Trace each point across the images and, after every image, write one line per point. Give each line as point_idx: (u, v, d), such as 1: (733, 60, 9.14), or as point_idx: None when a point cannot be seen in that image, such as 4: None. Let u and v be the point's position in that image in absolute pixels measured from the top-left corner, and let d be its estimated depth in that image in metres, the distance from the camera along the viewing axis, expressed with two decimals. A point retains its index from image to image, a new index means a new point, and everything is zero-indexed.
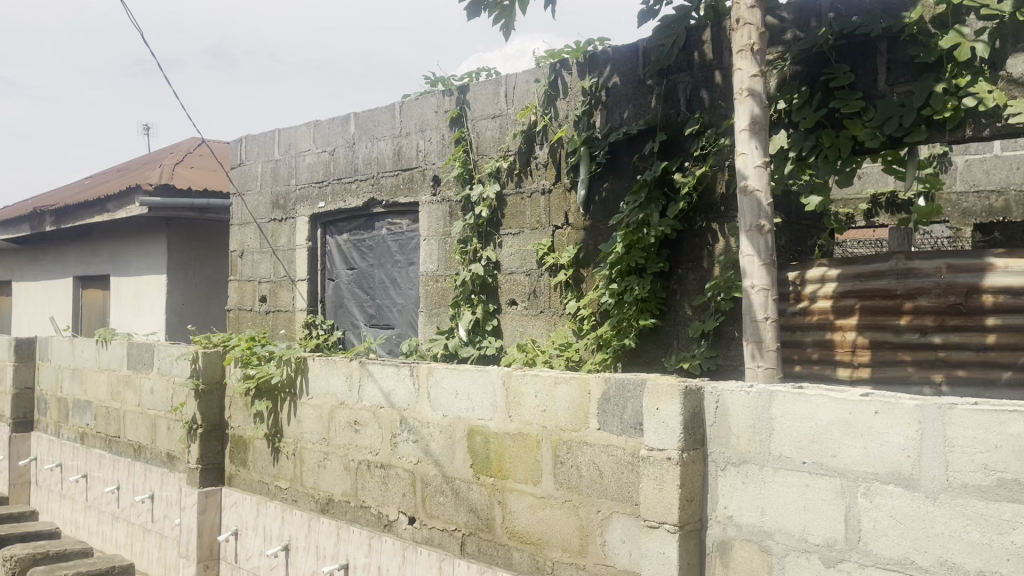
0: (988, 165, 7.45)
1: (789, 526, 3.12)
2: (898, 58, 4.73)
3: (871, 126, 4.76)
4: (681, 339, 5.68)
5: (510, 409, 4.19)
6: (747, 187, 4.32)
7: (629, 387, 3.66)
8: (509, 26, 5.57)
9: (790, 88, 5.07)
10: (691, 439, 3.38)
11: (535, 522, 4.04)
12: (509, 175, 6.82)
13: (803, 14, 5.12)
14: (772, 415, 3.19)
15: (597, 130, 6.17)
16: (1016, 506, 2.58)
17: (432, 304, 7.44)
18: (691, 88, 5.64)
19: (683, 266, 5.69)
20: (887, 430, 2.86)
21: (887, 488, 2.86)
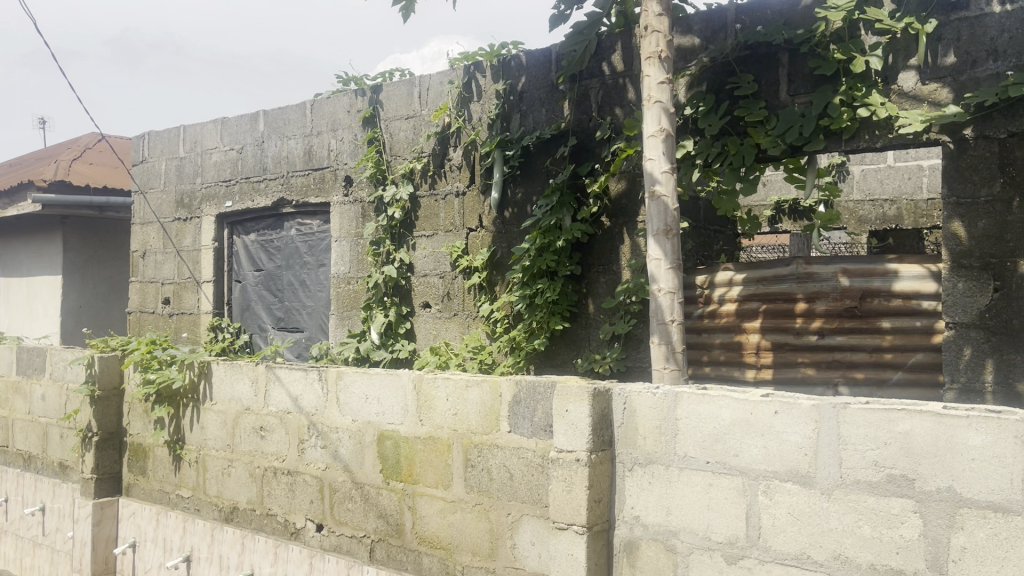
0: (883, 175, 7.81)
1: (692, 525, 3.18)
2: (798, 70, 4.91)
3: (773, 135, 4.94)
4: (592, 342, 5.75)
5: (420, 413, 4.14)
6: (655, 192, 4.39)
7: (539, 390, 3.67)
8: (409, 9, 5.55)
9: (698, 96, 5.21)
10: (599, 440, 3.41)
11: (445, 527, 4.01)
12: (423, 177, 6.77)
13: (710, 24, 5.25)
14: (677, 415, 3.25)
15: (511, 133, 6.19)
16: (904, 501, 2.69)
17: (344, 306, 7.31)
18: (602, 94, 5.71)
19: (594, 270, 5.75)
20: (786, 429, 2.96)
21: (785, 486, 2.95)
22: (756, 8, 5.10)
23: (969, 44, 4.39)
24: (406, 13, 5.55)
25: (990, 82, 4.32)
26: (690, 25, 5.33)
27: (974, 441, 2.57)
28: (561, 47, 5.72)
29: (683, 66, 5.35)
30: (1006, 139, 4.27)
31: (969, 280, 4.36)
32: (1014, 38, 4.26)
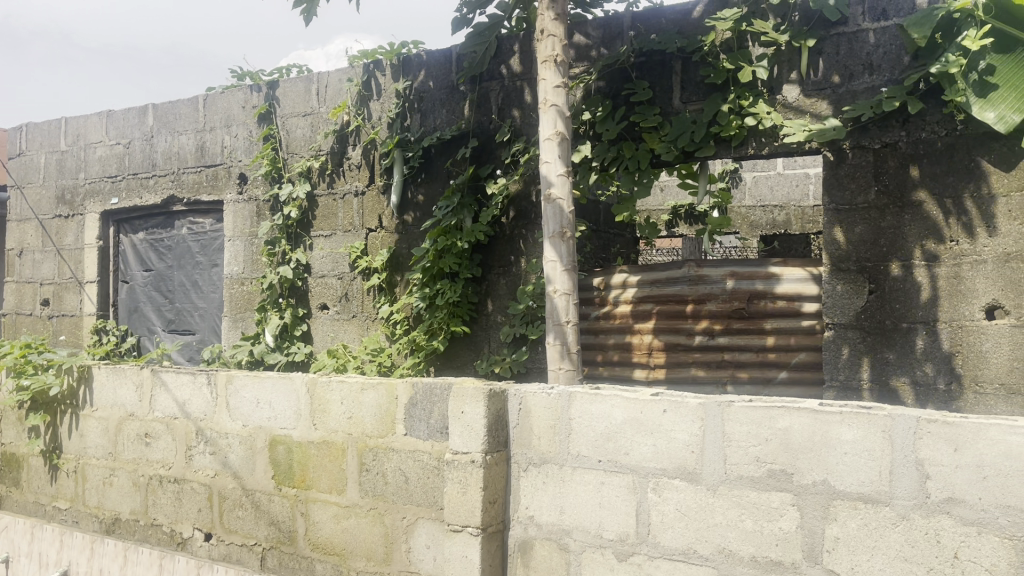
0: (773, 182, 8.11)
1: (585, 524, 3.22)
2: (690, 79, 5.05)
3: (666, 140, 5.07)
4: (492, 343, 5.75)
5: (314, 417, 4.05)
6: (550, 195, 4.43)
7: (435, 392, 3.65)
8: (312, 13, 5.42)
9: (595, 101, 5.31)
10: (494, 441, 3.42)
11: (339, 532, 3.94)
12: (320, 176, 6.65)
13: (607, 30, 5.35)
14: (570, 415, 3.28)
15: (411, 133, 6.15)
16: (783, 495, 2.80)
17: (237, 308, 7.09)
18: (502, 97, 5.74)
19: (494, 272, 5.77)
20: (675, 427, 3.03)
21: (673, 483, 3.03)
22: (651, 16, 5.22)
23: (847, 58, 4.61)
24: (309, 17, 5.43)
25: (866, 95, 4.55)
26: (588, 30, 5.43)
27: (846, 436, 2.70)
28: (461, 48, 5.70)
29: (581, 71, 5.44)
30: (880, 149, 4.50)
31: (847, 283, 4.57)
32: (888, 53, 4.50)
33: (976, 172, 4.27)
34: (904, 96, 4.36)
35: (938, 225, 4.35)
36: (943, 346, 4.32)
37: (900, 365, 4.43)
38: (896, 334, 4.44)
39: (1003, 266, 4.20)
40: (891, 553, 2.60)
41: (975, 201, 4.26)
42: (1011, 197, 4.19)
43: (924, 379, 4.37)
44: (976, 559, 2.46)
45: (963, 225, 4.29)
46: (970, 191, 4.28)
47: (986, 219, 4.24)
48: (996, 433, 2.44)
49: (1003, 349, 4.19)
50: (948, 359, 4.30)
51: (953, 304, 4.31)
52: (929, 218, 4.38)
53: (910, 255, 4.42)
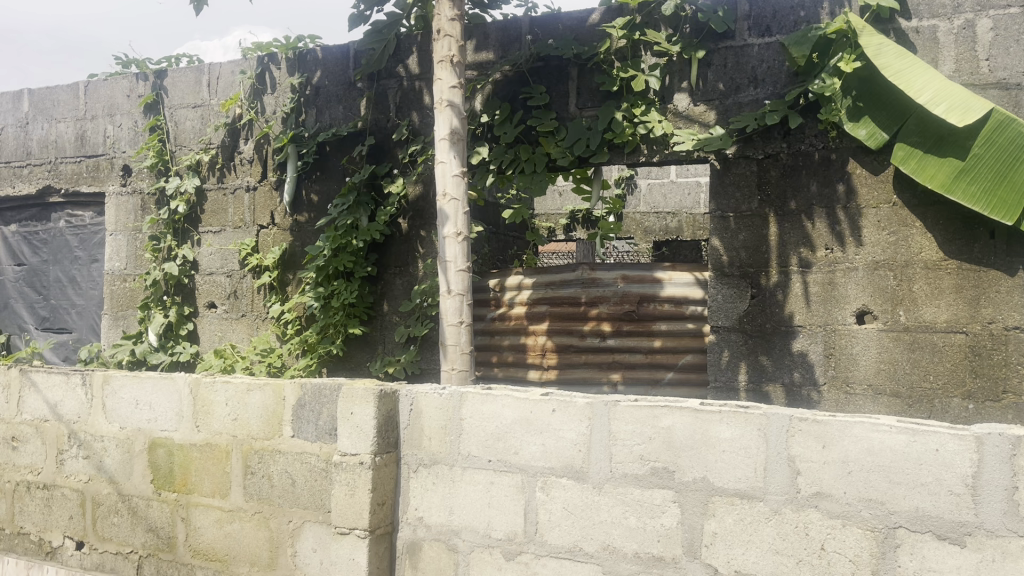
0: (666, 190, 8.38)
1: (473, 524, 3.23)
2: (586, 85, 5.15)
3: (562, 145, 5.15)
4: (386, 344, 5.69)
5: (197, 418, 3.91)
6: (445, 195, 4.42)
7: (324, 393, 3.57)
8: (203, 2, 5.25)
9: (493, 104, 5.35)
10: (383, 442, 3.38)
11: (221, 537, 3.82)
12: (210, 170, 6.45)
13: (506, 33, 5.40)
14: (461, 415, 3.28)
15: (305, 128, 6.03)
16: (665, 492, 2.88)
17: (119, 306, 6.77)
18: (400, 96, 5.69)
19: (389, 271, 5.72)
20: (563, 426, 3.07)
21: (560, 481, 3.07)
22: (548, 22, 5.29)
23: (734, 71, 4.80)
24: (201, 6, 5.25)
25: (751, 108, 4.74)
26: (487, 33, 5.45)
27: (724, 434, 2.80)
28: (359, 44, 5.67)
29: (478, 74, 5.46)
30: (763, 160, 4.70)
31: (730, 288, 4.75)
32: (772, 68, 4.71)
33: (849, 184, 4.50)
34: (785, 110, 4.57)
35: (816, 234, 4.57)
36: (818, 348, 4.54)
37: (778, 366, 4.62)
38: (775, 336, 4.64)
39: (872, 273, 4.45)
40: (764, 546, 2.71)
41: (848, 211, 4.50)
42: (881, 209, 4.43)
43: (799, 381, 4.57)
44: (842, 550, 2.59)
45: (837, 234, 4.52)
46: (844, 202, 4.51)
47: (858, 229, 4.48)
48: (860, 430, 2.58)
49: (871, 352, 4.44)
50: (821, 360, 4.52)
51: (827, 309, 4.53)
52: (806, 227, 4.59)
53: (789, 262, 4.62)
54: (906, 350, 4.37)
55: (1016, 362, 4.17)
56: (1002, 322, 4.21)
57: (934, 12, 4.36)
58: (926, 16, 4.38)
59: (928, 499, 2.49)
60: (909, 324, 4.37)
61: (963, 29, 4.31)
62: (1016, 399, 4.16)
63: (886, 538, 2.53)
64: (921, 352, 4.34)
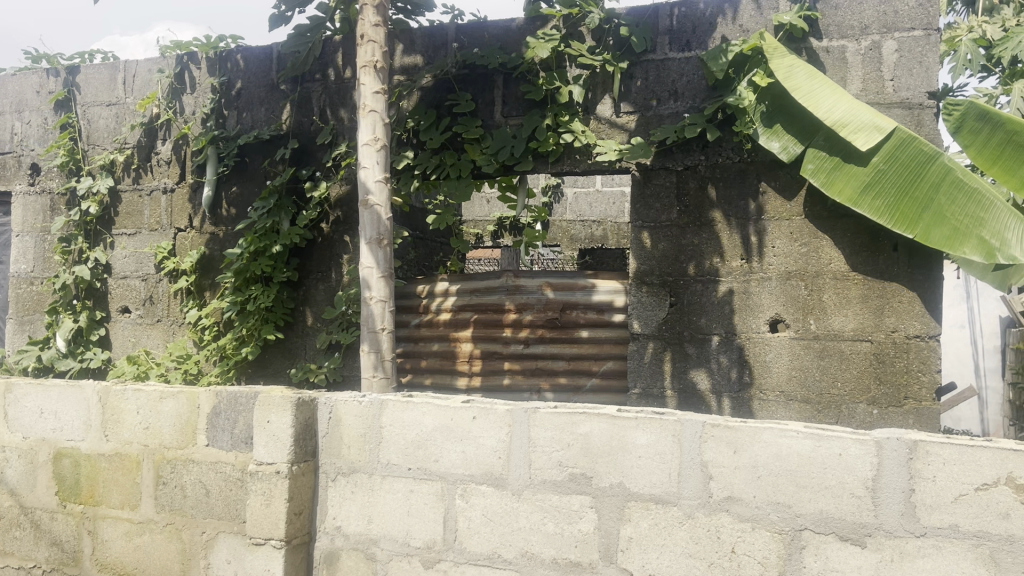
0: (592, 199, 8.50)
1: (393, 532, 3.21)
2: (511, 94, 5.20)
3: (487, 153, 5.17)
4: (307, 351, 5.61)
5: (106, 428, 3.78)
6: (367, 201, 4.39)
7: (241, 401, 3.50)
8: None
9: (418, 110, 5.34)
10: (301, 451, 3.32)
11: (130, 551, 3.69)
12: (126, 170, 6.25)
13: (431, 40, 5.40)
14: (381, 423, 3.25)
15: (226, 130, 5.90)
16: (582, 497, 2.92)
17: (25, 310, 6.50)
18: (324, 99, 5.62)
19: (311, 276, 5.63)
20: (483, 434, 3.08)
21: (480, 489, 3.07)
22: (474, 30, 5.32)
23: (655, 84, 4.90)
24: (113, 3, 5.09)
25: (671, 121, 4.86)
26: (413, 39, 5.45)
27: (640, 440, 2.85)
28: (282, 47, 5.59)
29: (403, 80, 5.46)
30: (682, 171, 4.81)
31: (650, 296, 4.84)
32: (691, 82, 4.83)
33: (762, 197, 4.65)
34: (704, 123, 4.67)
35: (731, 245, 4.70)
36: (732, 355, 4.67)
37: (695, 372, 4.72)
38: (692, 343, 4.75)
39: (785, 283, 4.60)
40: (678, 550, 2.76)
41: (761, 223, 4.65)
42: (793, 221, 4.59)
43: (715, 387, 4.68)
44: (751, 553, 2.67)
45: (751, 245, 4.66)
46: (758, 214, 4.65)
47: (772, 240, 4.63)
48: (769, 436, 2.66)
49: (784, 360, 4.58)
50: (736, 366, 4.65)
51: (742, 318, 4.66)
52: (722, 238, 4.72)
53: (705, 272, 4.74)
54: (816, 358, 4.53)
55: (918, 369, 4.37)
56: (904, 331, 4.40)
57: (843, 33, 4.55)
58: (835, 37, 4.57)
59: (833, 501, 2.59)
60: (819, 332, 4.53)
61: (869, 50, 4.50)
62: (917, 404, 4.36)
63: (793, 540, 2.62)
64: (830, 359, 4.50)
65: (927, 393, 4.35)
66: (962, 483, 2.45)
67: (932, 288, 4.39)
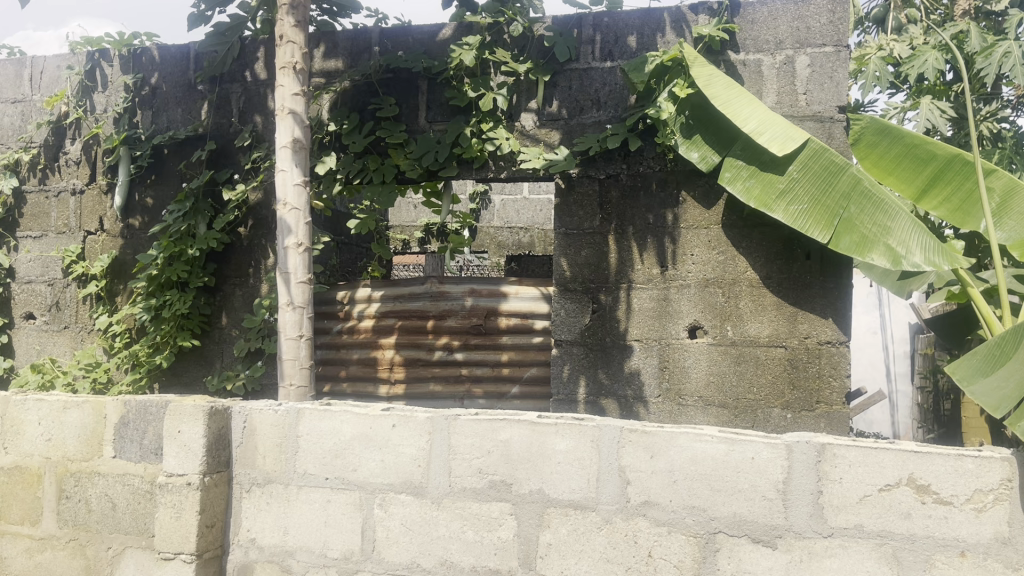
0: (519, 206, 8.53)
1: (309, 544, 3.14)
2: (435, 99, 5.18)
3: (411, 158, 5.14)
4: (224, 358, 5.45)
5: (5, 440, 3.61)
6: (285, 205, 4.30)
7: (150, 411, 3.37)
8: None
9: (340, 114, 5.27)
10: (214, 461, 3.22)
11: (31, 569, 3.52)
12: (32, 170, 5.99)
13: (354, 43, 5.34)
14: (298, 432, 3.18)
15: (140, 130, 5.72)
16: (502, 505, 2.90)
17: None
18: (244, 100, 5.49)
19: (229, 282, 5.49)
20: (403, 442, 3.04)
21: (399, 498, 3.03)
22: (398, 34, 5.28)
23: (578, 92, 4.95)
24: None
25: (593, 130, 4.91)
26: (336, 42, 5.38)
27: (560, 446, 2.85)
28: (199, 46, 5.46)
29: (326, 83, 5.38)
30: (604, 180, 4.86)
31: (573, 303, 4.88)
32: (613, 92, 4.89)
33: (682, 206, 4.74)
34: (625, 133, 4.75)
35: (651, 252, 4.77)
36: (653, 361, 4.73)
37: (616, 378, 4.78)
38: (614, 350, 4.79)
39: (703, 290, 4.69)
40: (595, 556, 2.78)
41: (680, 231, 4.73)
42: (711, 229, 4.69)
43: (636, 392, 4.74)
44: (667, 556, 2.70)
45: (670, 252, 4.75)
46: (676, 223, 4.74)
47: (690, 248, 4.72)
48: (685, 440, 2.70)
49: (702, 365, 4.67)
50: (657, 372, 4.72)
51: (662, 324, 4.73)
52: (643, 246, 4.78)
53: (627, 280, 4.80)
54: (733, 364, 4.62)
55: (829, 374, 4.51)
56: (816, 337, 4.53)
57: (759, 47, 4.68)
58: (751, 50, 4.69)
59: (746, 505, 2.64)
60: (736, 339, 4.63)
61: (784, 64, 4.64)
62: (828, 408, 4.49)
63: (707, 543, 2.66)
64: (746, 365, 4.60)
65: (837, 397, 4.48)
66: (867, 485, 2.53)
67: (841, 296, 4.53)
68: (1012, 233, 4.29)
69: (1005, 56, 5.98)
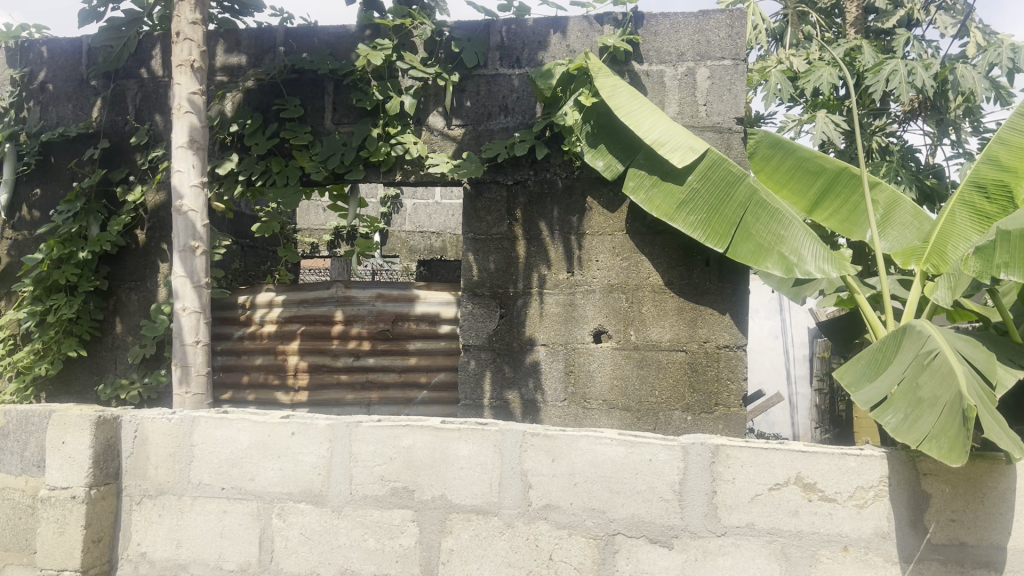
0: (431, 210, 8.50)
1: (203, 556, 3.04)
2: (342, 101, 5.11)
3: (316, 160, 5.06)
4: (117, 365, 5.23)
5: None
6: (181, 207, 4.16)
7: (32, 421, 3.21)
8: None
9: (243, 114, 5.14)
10: (101, 473, 3.08)
11: None
12: None
13: (258, 42, 5.22)
14: (192, 441, 3.07)
15: (28, 127, 5.45)
16: (404, 511, 2.87)
17: None
18: (140, 97, 5.29)
19: (123, 286, 5.28)
20: (302, 450, 2.97)
21: (298, 507, 2.96)
22: (303, 34, 5.19)
23: (486, 98, 4.97)
24: None
25: (501, 136, 4.94)
26: (238, 40, 5.25)
27: (463, 451, 2.85)
28: (91, 41, 5.21)
29: (227, 82, 5.25)
30: (512, 186, 4.90)
31: (480, 307, 4.89)
32: (520, 98, 4.94)
33: (587, 213, 4.81)
34: (532, 139, 4.78)
35: (557, 258, 4.83)
36: (559, 366, 4.78)
37: (522, 383, 4.81)
38: (521, 355, 4.82)
39: (607, 295, 4.77)
40: (497, 560, 2.78)
41: (584, 237, 4.81)
42: (615, 236, 4.77)
43: (542, 396, 4.78)
44: (567, 559, 2.73)
45: (575, 258, 4.81)
46: (581, 229, 4.81)
47: (594, 254, 4.79)
48: (585, 444, 2.73)
49: (606, 369, 4.74)
50: (562, 376, 4.77)
51: (568, 329, 4.79)
52: (548, 251, 4.84)
53: (533, 285, 4.84)
54: (636, 368, 4.71)
55: (727, 377, 4.63)
56: (716, 341, 4.66)
57: (662, 59, 4.80)
58: (654, 61, 4.81)
59: (644, 506, 2.69)
60: (639, 343, 4.72)
61: (685, 75, 4.77)
62: (726, 410, 4.62)
63: (606, 544, 2.70)
64: (649, 368, 4.70)
65: (735, 399, 4.61)
66: (758, 484, 2.61)
67: (738, 302, 4.67)
68: (894, 242, 4.53)
69: (892, 73, 6.29)
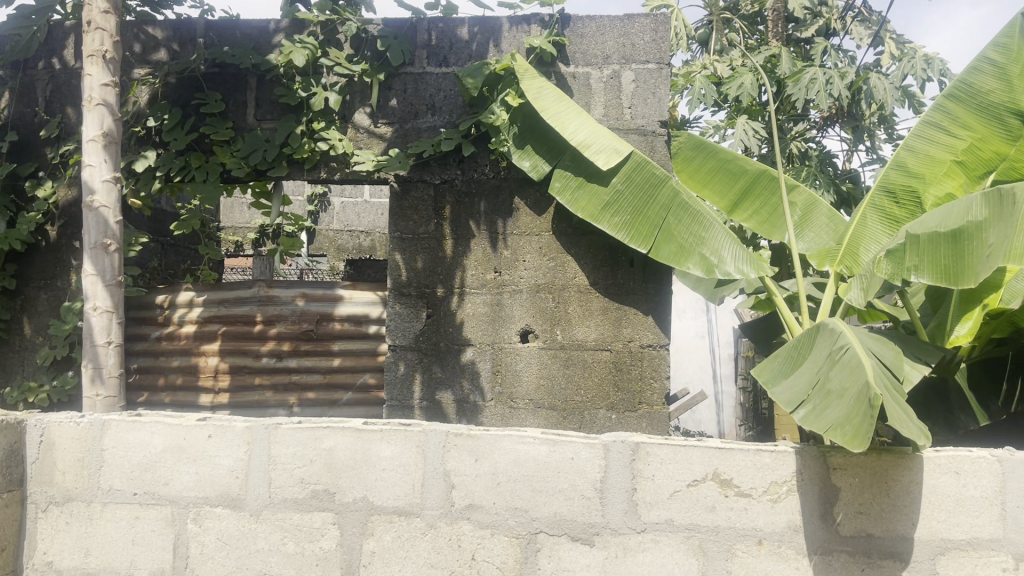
0: (359, 209, 8.40)
1: (114, 564, 2.93)
2: (265, 97, 5.01)
3: (238, 156, 4.95)
4: (25, 367, 5.02)
5: None
6: (92, 202, 4.00)
7: None
8: None
9: (161, 108, 5.00)
10: (4, 480, 2.94)
11: None
12: None
13: (178, 34, 5.08)
14: (103, 446, 2.96)
15: None
16: (324, 514, 2.82)
17: None
18: (51, 88, 5.08)
19: (33, 285, 5.07)
20: (219, 453, 2.89)
21: (214, 511, 2.89)
22: (224, 27, 5.07)
23: (413, 96, 4.94)
24: None
25: (428, 135, 4.91)
26: (157, 32, 5.10)
27: (385, 453, 2.81)
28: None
29: (145, 74, 5.08)
30: (439, 185, 4.88)
31: (406, 307, 4.85)
32: (448, 97, 4.92)
33: (514, 213, 4.82)
34: (459, 138, 4.78)
35: (484, 257, 4.82)
36: (486, 365, 4.78)
37: (449, 383, 4.79)
38: (448, 355, 4.80)
39: (534, 295, 4.79)
40: (419, 561, 2.76)
41: (511, 237, 4.82)
42: (542, 236, 4.80)
43: (469, 396, 4.77)
44: (489, 559, 2.72)
45: (502, 258, 4.82)
46: (508, 229, 4.82)
47: (521, 254, 4.81)
48: (508, 443, 2.74)
49: (533, 369, 4.76)
50: (489, 375, 4.77)
51: (494, 328, 4.79)
52: (475, 251, 4.83)
53: (460, 285, 4.83)
54: (561, 367, 4.74)
55: (650, 376, 4.71)
56: (640, 341, 4.72)
57: (588, 61, 4.84)
58: (581, 63, 4.85)
59: (566, 504, 2.70)
60: (565, 342, 4.75)
61: (610, 78, 4.82)
62: (649, 408, 4.69)
63: (529, 543, 2.71)
64: (574, 368, 4.73)
65: (658, 398, 4.69)
66: (677, 481, 2.65)
67: (661, 302, 4.74)
68: (810, 243, 4.72)
69: (811, 81, 6.50)
